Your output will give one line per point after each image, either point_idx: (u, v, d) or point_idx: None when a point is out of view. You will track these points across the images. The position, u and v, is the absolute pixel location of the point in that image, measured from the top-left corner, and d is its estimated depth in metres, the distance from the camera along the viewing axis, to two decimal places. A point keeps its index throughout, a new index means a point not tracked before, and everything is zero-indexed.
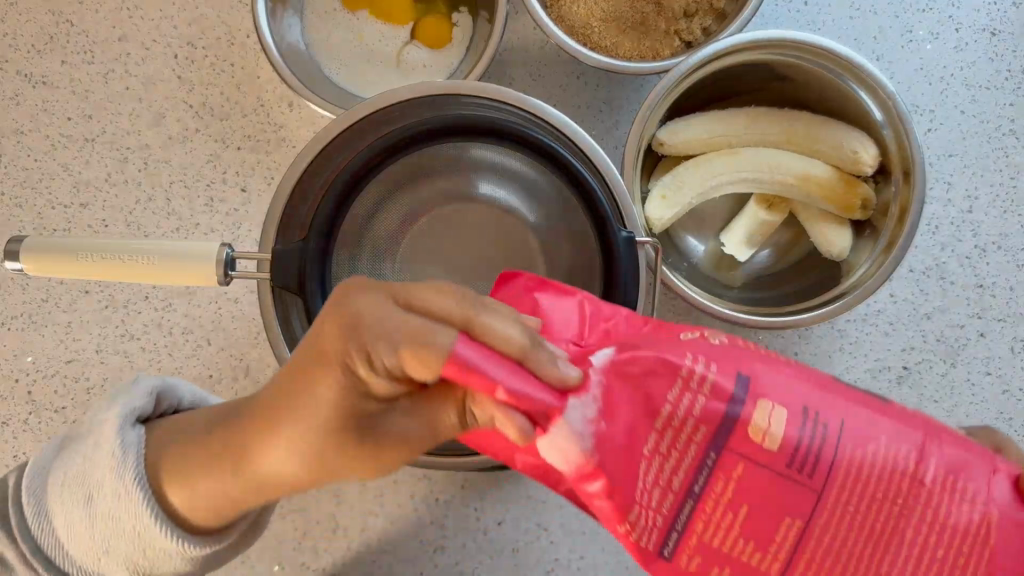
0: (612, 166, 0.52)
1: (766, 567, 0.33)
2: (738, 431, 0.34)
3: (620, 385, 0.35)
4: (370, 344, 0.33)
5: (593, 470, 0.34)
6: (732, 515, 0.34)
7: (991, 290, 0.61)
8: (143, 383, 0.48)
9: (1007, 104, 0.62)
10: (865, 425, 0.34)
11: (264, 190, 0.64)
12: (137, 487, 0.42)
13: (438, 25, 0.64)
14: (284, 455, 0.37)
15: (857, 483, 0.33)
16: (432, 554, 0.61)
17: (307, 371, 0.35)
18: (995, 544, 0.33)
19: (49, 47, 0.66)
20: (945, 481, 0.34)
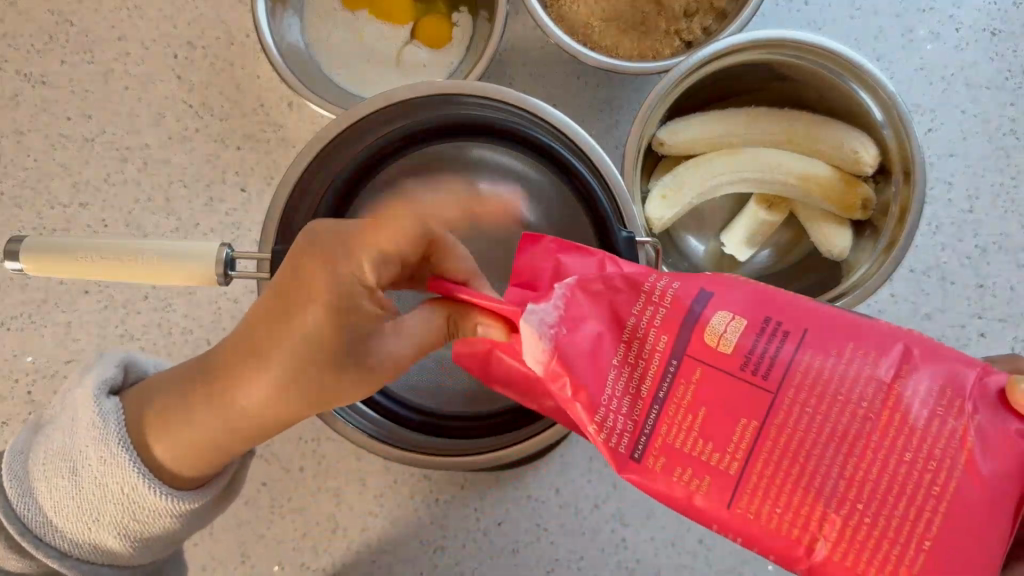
0: (612, 165, 0.50)
1: (726, 469, 0.32)
2: (694, 334, 0.33)
3: (586, 299, 0.35)
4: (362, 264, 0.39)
5: (559, 373, 0.34)
6: (691, 417, 0.33)
7: (992, 290, 0.61)
8: (110, 357, 0.48)
9: (1007, 104, 0.62)
10: (837, 331, 0.32)
11: (264, 190, 0.64)
12: (122, 447, 0.43)
13: (438, 24, 0.64)
14: (275, 383, 0.39)
15: (820, 384, 0.31)
16: (432, 555, 0.61)
17: (294, 299, 0.38)
18: (972, 450, 0.30)
19: (49, 47, 0.66)
20: (920, 384, 0.31)
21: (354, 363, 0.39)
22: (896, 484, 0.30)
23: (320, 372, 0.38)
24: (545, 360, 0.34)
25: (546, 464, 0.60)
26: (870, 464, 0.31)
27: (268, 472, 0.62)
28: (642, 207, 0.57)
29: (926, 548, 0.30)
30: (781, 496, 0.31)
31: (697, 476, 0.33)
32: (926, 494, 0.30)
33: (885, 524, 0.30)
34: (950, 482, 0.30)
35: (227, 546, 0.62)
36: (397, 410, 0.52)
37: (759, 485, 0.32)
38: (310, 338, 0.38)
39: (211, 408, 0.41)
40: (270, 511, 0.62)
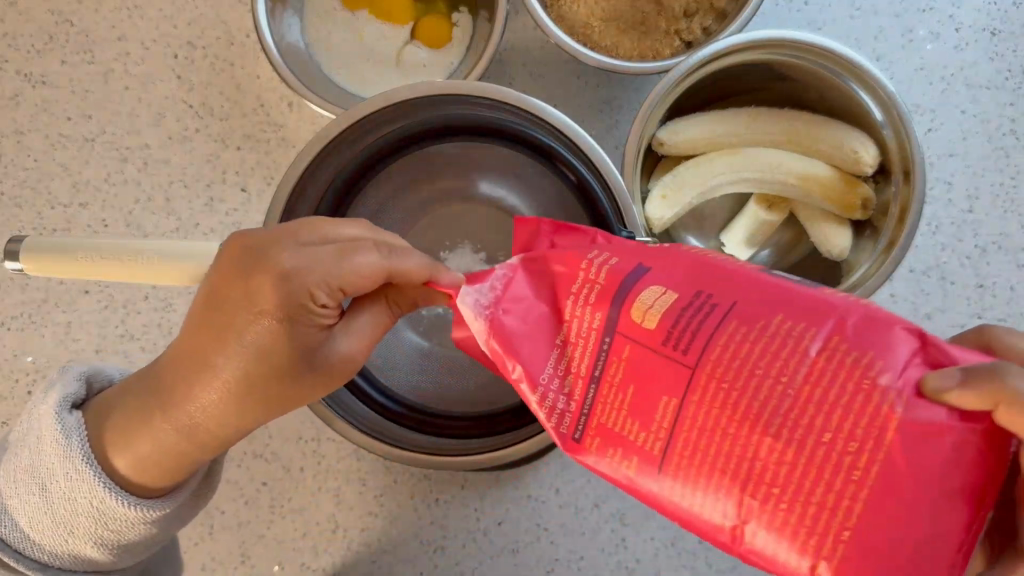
0: (612, 164, 0.49)
1: (649, 448, 0.31)
2: (620, 309, 0.32)
3: (528, 278, 0.35)
4: (308, 286, 0.38)
5: (499, 352, 0.34)
6: (621, 395, 0.32)
7: (991, 290, 0.61)
8: (69, 372, 0.48)
9: (1007, 104, 0.62)
10: (763, 304, 0.30)
11: (264, 190, 0.64)
12: (87, 461, 0.44)
13: (438, 24, 0.64)
14: (232, 399, 0.40)
15: (735, 358, 0.29)
16: (432, 555, 0.61)
17: (240, 322, 0.39)
18: (896, 430, 0.27)
19: (49, 47, 0.66)
20: (844, 358, 0.28)
21: (310, 370, 0.40)
22: (816, 471, 0.28)
23: (277, 385, 0.40)
24: (485, 339, 0.35)
25: (546, 464, 0.60)
26: (788, 446, 0.28)
27: (268, 472, 0.62)
28: (642, 207, 0.57)
29: (845, 538, 0.27)
30: (700, 477, 0.29)
31: (625, 456, 0.32)
32: (845, 479, 0.27)
33: (802, 510, 0.28)
34: (872, 465, 0.27)
35: (227, 546, 0.62)
36: (398, 410, 0.53)
37: (681, 465, 0.30)
38: (261, 350, 0.39)
39: (171, 423, 0.42)
40: (270, 511, 0.62)
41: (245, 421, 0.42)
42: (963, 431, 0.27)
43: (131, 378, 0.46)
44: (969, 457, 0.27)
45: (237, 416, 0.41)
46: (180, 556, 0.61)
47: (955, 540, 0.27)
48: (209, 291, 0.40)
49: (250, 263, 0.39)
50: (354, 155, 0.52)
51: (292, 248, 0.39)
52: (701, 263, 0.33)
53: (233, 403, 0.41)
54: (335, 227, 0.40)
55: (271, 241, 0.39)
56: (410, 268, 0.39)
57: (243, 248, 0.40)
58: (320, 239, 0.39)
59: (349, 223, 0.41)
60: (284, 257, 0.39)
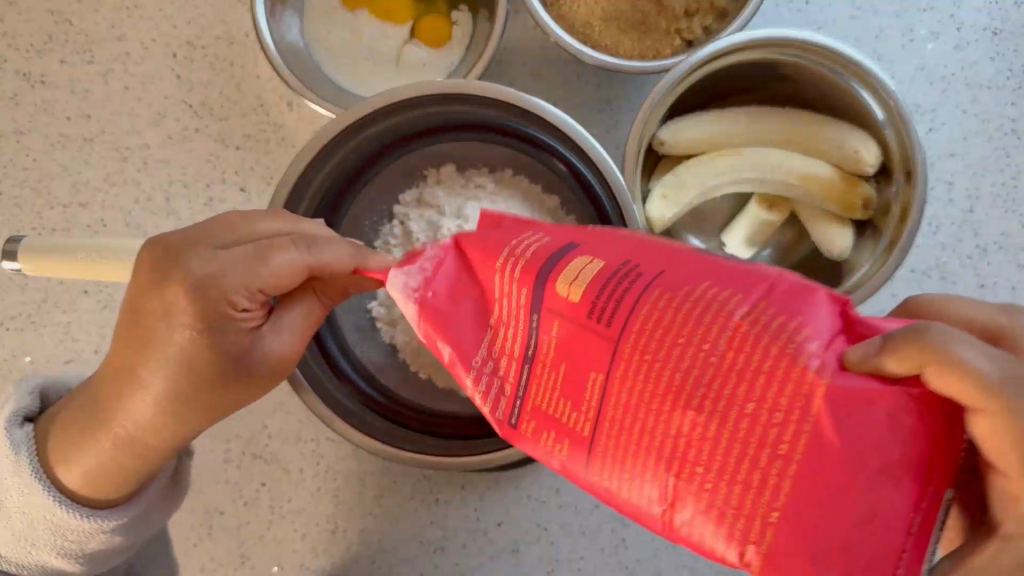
0: (609, 159, 0.49)
1: (580, 431, 0.31)
2: (541, 285, 0.31)
3: (454, 258, 0.34)
4: (223, 294, 0.38)
5: (431, 335, 0.34)
6: (552, 375, 0.31)
7: (993, 290, 0.61)
8: (24, 386, 0.49)
9: (1008, 104, 0.62)
10: (688, 275, 0.30)
11: (264, 190, 0.64)
12: (35, 476, 0.45)
13: (438, 24, 0.64)
14: (166, 410, 0.40)
15: (656, 321, 0.28)
16: (432, 555, 0.60)
17: (159, 329, 0.39)
18: (823, 399, 0.26)
19: (49, 47, 0.66)
20: (769, 323, 0.27)
21: (241, 374, 0.40)
22: (739, 446, 0.27)
23: (208, 390, 0.40)
24: (417, 322, 0.34)
25: (547, 464, 0.60)
26: (711, 420, 0.27)
27: (268, 472, 0.62)
28: (643, 207, 0.57)
29: (773, 521, 0.26)
30: (629, 461, 0.29)
31: (558, 437, 0.32)
32: (771, 456, 0.26)
33: (728, 490, 0.27)
34: (798, 440, 0.26)
35: (226, 547, 0.61)
36: (395, 408, 0.53)
37: (608, 446, 0.30)
38: (184, 361, 0.39)
39: (109, 437, 0.42)
40: (270, 512, 0.61)
41: (178, 431, 0.42)
42: (901, 398, 0.26)
43: (73, 391, 0.46)
44: (906, 426, 0.25)
45: (171, 426, 0.41)
46: (181, 556, 0.61)
47: (901, 522, 0.25)
48: (132, 300, 0.40)
49: (162, 270, 0.39)
50: (351, 154, 0.52)
51: (205, 253, 0.38)
52: (632, 243, 0.32)
53: (163, 414, 0.41)
54: (254, 225, 0.40)
55: (186, 245, 0.39)
56: (333, 260, 0.38)
57: (158, 255, 0.39)
58: (238, 241, 0.39)
59: (270, 220, 0.40)
60: (196, 263, 0.38)
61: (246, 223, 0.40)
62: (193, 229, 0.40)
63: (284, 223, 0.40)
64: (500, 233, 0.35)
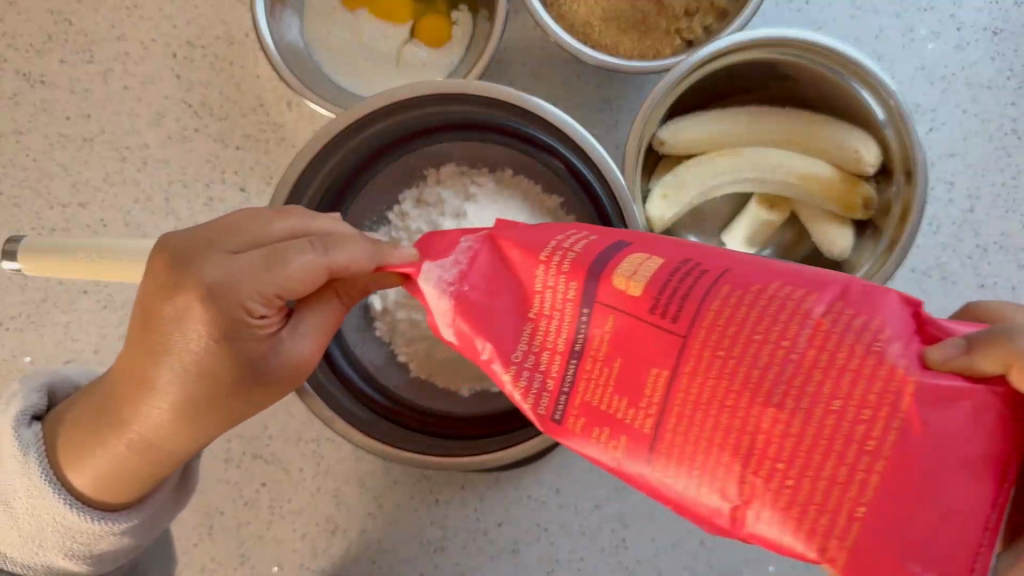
0: (609, 159, 0.49)
1: (641, 427, 0.30)
2: (598, 280, 0.32)
3: (493, 254, 0.35)
4: (240, 301, 0.38)
5: (465, 330, 0.34)
6: (606, 369, 0.31)
7: (993, 290, 0.61)
8: (31, 383, 0.49)
9: (1008, 104, 0.62)
10: (751, 275, 0.30)
11: (264, 190, 0.64)
12: (46, 478, 0.44)
13: (438, 24, 0.64)
14: (183, 416, 0.41)
15: (727, 318, 0.29)
16: (432, 555, 0.60)
17: (175, 336, 0.39)
18: (911, 397, 0.27)
19: (49, 47, 0.66)
20: (845, 322, 0.28)
21: (259, 379, 0.40)
22: (825, 442, 0.27)
23: (226, 395, 0.40)
24: (448, 316, 0.35)
25: (547, 464, 0.60)
26: (793, 417, 0.28)
27: (268, 472, 0.62)
28: (643, 207, 0.57)
29: (859, 515, 0.26)
30: (697, 459, 0.29)
31: (612, 434, 0.31)
32: (858, 451, 0.27)
33: (811, 486, 0.27)
34: (886, 436, 0.26)
35: (227, 547, 0.61)
36: (395, 409, 0.53)
37: (673, 442, 0.30)
38: (200, 367, 0.39)
39: (122, 443, 0.42)
40: (270, 512, 0.61)
41: (193, 437, 0.42)
42: (985, 395, 0.26)
43: (80, 393, 0.46)
44: (991, 423, 0.26)
45: (185, 432, 0.41)
46: (180, 557, 0.61)
47: (981, 516, 0.26)
48: (144, 307, 0.40)
49: (174, 277, 0.39)
50: (351, 154, 0.52)
51: (216, 258, 0.38)
52: (683, 245, 0.33)
53: (179, 421, 0.41)
54: (264, 226, 0.40)
55: (197, 250, 0.39)
56: (347, 262, 0.38)
57: (169, 260, 0.39)
58: (249, 244, 0.39)
59: (280, 219, 0.40)
60: (208, 270, 0.38)
61: (255, 224, 0.40)
62: (203, 231, 0.40)
63: (296, 222, 0.40)
64: (537, 232, 0.36)
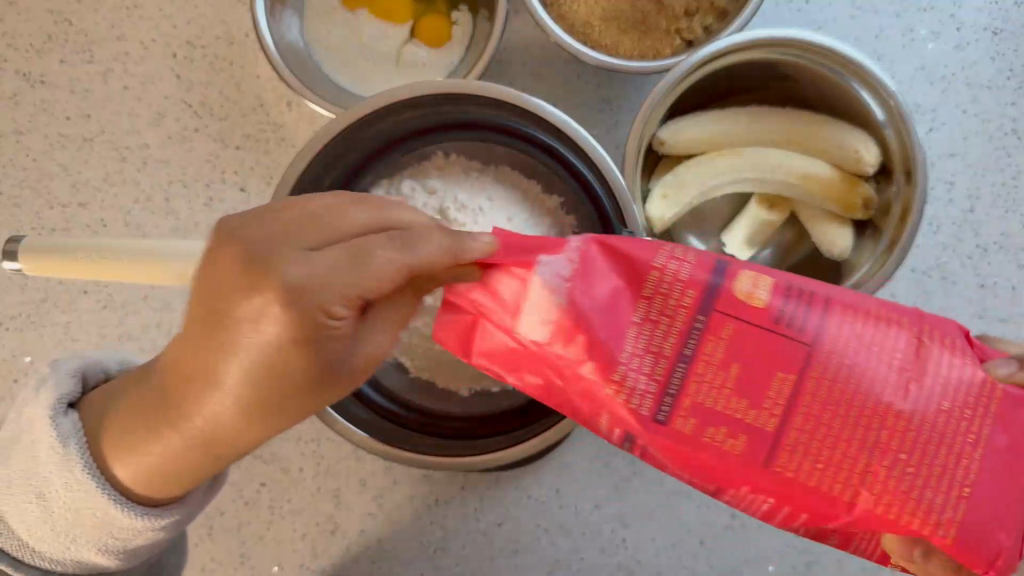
0: (609, 160, 0.49)
1: (764, 426, 0.34)
2: (723, 291, 0.35)
3: (600, 255, 0.36)
4: (321, 301, 0.36)
5: (570, 328, 0.35)
6: (725, 374, 0.34)
7: (993, 290, 0.61)
8: (62, 368, 0.47)
9: (1008, 103, 0.62)
10: (851, 297, 0.35)
11: (264, 190, 0.64)
12: (87, 471, 0.43)
13: (438, 24, 0.64)
14: (251, 414, 0.38)
15: (848, 332, 0.34)
16: (432, 555, 0.60)
17: (247, 333, 0.36)
18: (1001, 400, 0.33)
19: (49, 47, 0.66)
20: (938, 339, 0.34)
21: (333, 378, 0.38)
22: (937, 437, 0.33)
23: (298, 395, 0.38)
24: (552, 312, 0.35)
25: (547, 464, 0.60)
26: (910, 419, 0.33)
27: (268, 472, 0.62)
28: (643, 207, 0.57)
29: (965, 494, 0.33)
30: (819, 452, 0.34)
31: (730, 433, 0.34)
32: (962, 442, 0.33)
33: (925, 472, 0.33)
34: (981, 431, 0.33)
35: (227, 547, 0.61)
36: (395, 409, 0.53)
37: (796, 440, 0.34)
38: (272, 365, 0.37)
39: (180, 438, 0.40)
40: (270, 512, 0.61)
41: (255, 435, 0.40)
42: None
43: (126, 382, 0.44)
44: None
45: (248, 429, 0.39)
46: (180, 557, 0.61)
47: None
48: (211, 301, 0.37)
49: (252, 269, 0.36)
50: (350, 153, 0.52)
51: (297, 254, 0.36)
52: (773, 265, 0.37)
53: (246, 419, 0.39)
54: (342, 216, 0.38)
55: (274, 244, 0.37)
56: (431, 258, 0.36)
57: (243, 253, 0.37)
58: (327, 240, 0.37)
59: (357, 211, 0.38)
60: (291, 267, 0.36)
61: (330, 217, 0.37)
62: (277, 220, 0.38)
63: (376, 216, 0.38)
64: (636, 240, 0.37)
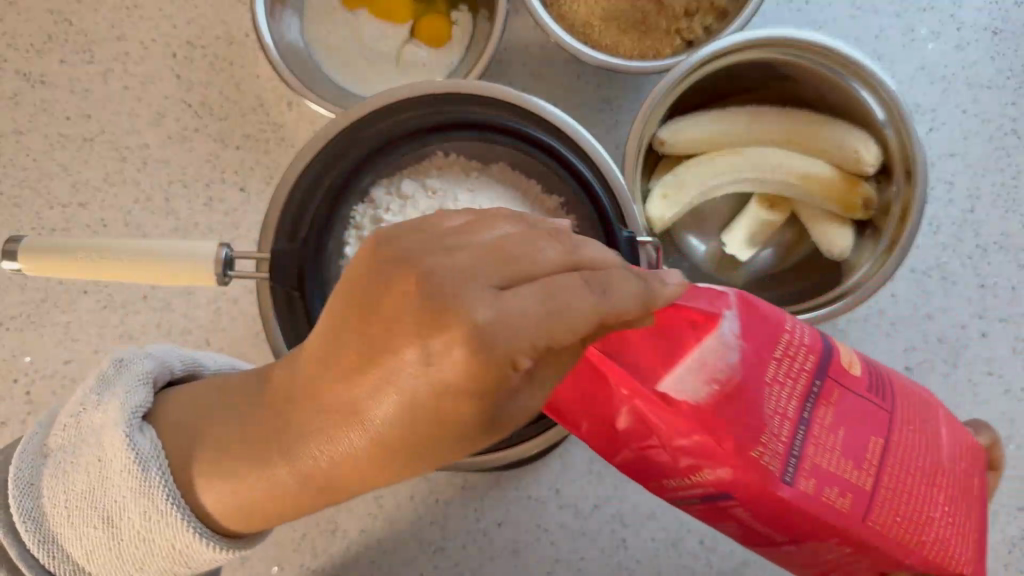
0: (610, 162, 0.51)
1: (865, 485, 0.36)
2: (832, 358, 0.38)
3: (744, 311, 0.36)
4: (508, 354, 0.28)
5: (725, 383, 0.35)
6: (835, 436, 0.36)
7: (992, 290, 0.61)
8: (130, 374, 0.42)
9: (1008, 103, 0.62)
10: (892, 373, 0.41)
11: (264, 189, 0.64)
12: (168, 501, 0.38)
13: (438, 24, 0.63)
14: (371, 461, 0.32)
15: (906, 402, 0.39)
16: (432, 555, 0.60)
17: (398, 373, 0.30)
18: (977, 461, 0.41)
19: (49, 47, 0.66)
20: (946, 413, 0.41)
21: (489, 431, 0.31)
22: (957, 489, 0.39)
23: (445, 447, 0.32)
24: (707, 366, 0.35)
25: (547, 465, 0.60)
26: (945, 477, 0.38)
27: None
28: (642, 207, 0.57)
29: (972, 538, 0.38)
30: (899, 506, 0.36)
31: (842, 493, 0.35)
32: (968, 495, 0.39)
33: (956, 518, 0.38)
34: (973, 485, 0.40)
35: None
36: None
37: (886, 498, 0.36)
38: (422, 411, 0.30)
39: (290, 473, 0.35)
40: None
41: (375, 480, 0.33)
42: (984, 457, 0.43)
43: (225, 397, 0.39)
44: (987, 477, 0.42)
45: (376, 477, 0.33)
46: None
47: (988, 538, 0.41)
48: (364, 330, 0.31)
49: (429, 304, 0.29)
50: (350, 154, 0.52)
51: (481, 291, 0.29)
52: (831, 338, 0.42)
53: (376, 466, 0.32)
54: (536, 254, 0.30)
55: (454, 273, 0.29)
56: (626, 304, 0.30)
57: (414, 277, 0.30)
58: (520, 274, 0.30)
59: (547, 243, 0.31)
60: (474, 307, 0.28)
61: (521, 253, 0.30)
62: (455, 247, 0.31)
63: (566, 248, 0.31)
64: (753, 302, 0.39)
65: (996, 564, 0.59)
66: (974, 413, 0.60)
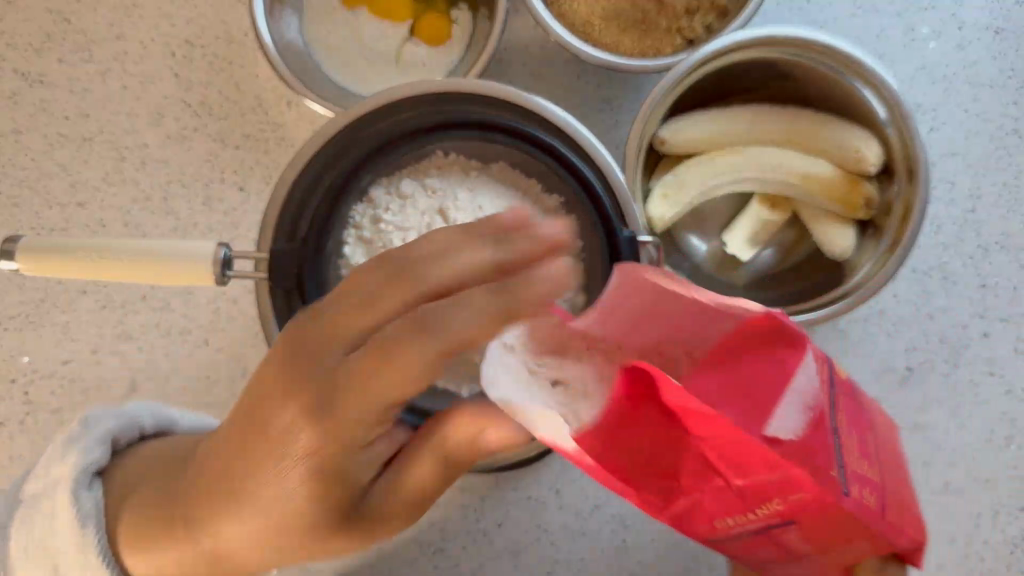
0: (612, 163, 0.51)
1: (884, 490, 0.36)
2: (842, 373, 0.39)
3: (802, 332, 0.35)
4: (338, 411, 0.37)
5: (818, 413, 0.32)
6: (863, 447, 0.36)
7: (994, 290, 0.61)
8: (94, 433, 0.48)
9: (1009, 103, 0.62)
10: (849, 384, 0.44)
11: (263, 189, 0.64)
12: (100, 557, 0.44)
13: (438, 23, 0.63)
14: (252, 531, 0.40)
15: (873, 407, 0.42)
16: (432, 556, 0.60)
17: (272, 447, 0.38)
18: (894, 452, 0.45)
19: (49, 46, 0.66)
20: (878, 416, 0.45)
21: (335, 492, 0.39)
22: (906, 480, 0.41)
23: (309, 515, 0.39)
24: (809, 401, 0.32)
25: (547, 465, 0.60)
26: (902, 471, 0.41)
27: None
28: (643, 207, 0.56)
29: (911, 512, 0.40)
30: (900, 507, 0.37)
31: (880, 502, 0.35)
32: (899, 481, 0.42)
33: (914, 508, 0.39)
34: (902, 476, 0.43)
35: None
36: None
37: (895, 502, 0.36)
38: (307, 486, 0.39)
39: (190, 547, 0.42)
40: None
41: (263, 559, 0.42)
42: None
43: (152, 470, 0.45)
44: None
45: (258, 555, 0.42)
46: None
47: None
48: (250, 409, 0.39)
49: (293, 358, 0.38)
50: (349, 154, 0.52)
51: (337, 352, 0.37)
52: None
53: (259, 540, 0.41)
54: (423, 273, 0.36)
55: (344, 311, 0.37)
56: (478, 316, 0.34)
57: (295, 345, 0.38)
58: (394, 308, 0.36)
59: (438, 264, 0.36)
60: (326, 361, 0.37)
61: (421, 273, 0.36)
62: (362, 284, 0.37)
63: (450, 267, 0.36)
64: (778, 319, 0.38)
65: (997, 564, 0.59)
66: (975, 414, 0.60)
